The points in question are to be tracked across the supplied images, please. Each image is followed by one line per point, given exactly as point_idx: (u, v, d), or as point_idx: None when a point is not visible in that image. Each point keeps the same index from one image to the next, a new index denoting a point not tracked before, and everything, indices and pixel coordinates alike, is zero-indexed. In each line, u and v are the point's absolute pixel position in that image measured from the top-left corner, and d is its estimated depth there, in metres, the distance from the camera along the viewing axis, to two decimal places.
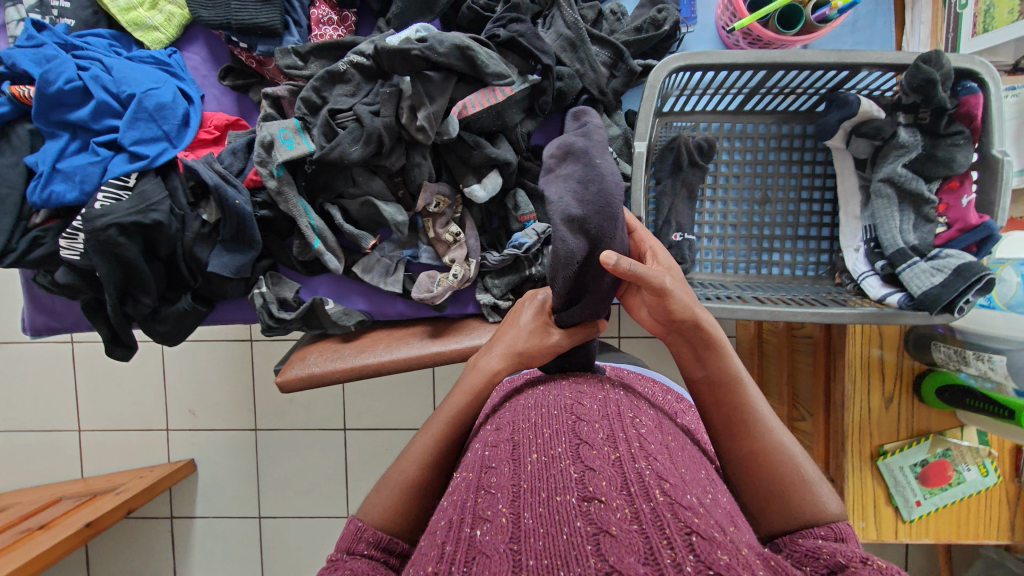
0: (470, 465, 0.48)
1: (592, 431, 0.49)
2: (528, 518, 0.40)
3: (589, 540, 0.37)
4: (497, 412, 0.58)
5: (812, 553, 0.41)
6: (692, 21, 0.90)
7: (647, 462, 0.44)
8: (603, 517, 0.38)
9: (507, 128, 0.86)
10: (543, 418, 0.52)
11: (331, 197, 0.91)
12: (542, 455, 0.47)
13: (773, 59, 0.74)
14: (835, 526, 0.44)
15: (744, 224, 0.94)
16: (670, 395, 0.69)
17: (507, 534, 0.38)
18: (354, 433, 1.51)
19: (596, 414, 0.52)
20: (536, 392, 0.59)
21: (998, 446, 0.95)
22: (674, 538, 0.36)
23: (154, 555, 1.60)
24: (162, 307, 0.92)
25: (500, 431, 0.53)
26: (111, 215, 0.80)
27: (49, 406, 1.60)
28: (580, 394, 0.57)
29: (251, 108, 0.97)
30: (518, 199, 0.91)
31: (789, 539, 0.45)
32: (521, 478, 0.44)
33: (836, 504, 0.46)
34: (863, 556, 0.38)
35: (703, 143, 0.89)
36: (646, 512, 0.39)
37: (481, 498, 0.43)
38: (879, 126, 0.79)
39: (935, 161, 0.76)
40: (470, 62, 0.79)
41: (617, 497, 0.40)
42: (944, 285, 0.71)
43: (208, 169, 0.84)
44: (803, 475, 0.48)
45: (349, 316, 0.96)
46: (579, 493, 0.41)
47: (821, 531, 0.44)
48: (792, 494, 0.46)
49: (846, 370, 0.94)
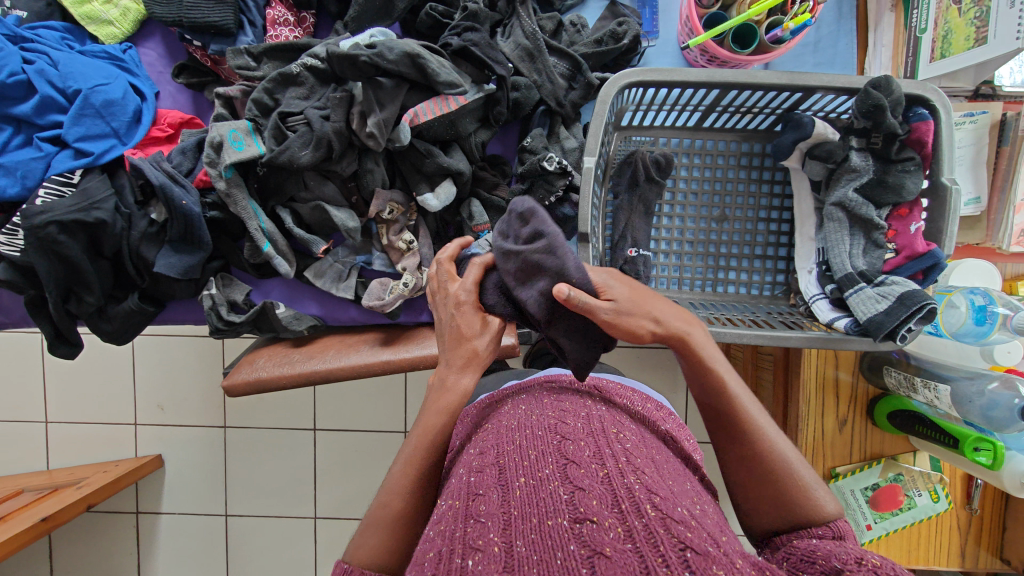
0: (456, 492, 0.50)
1: (579, 450, 0.52)
2: (520, 546, 0.41)
3: (584, 563, 0.38)
4: (478, 436, 0.60)
5: (809, 557, 0.46)
6: (654, 35, 0.89)
7: (636, 476, 0.48)
8: (596, 537, 0.41)
9: (460, 137, 0.85)
10: (531, 440, 0.54)
11: (283, 200, 0.90)
12: (529, 478, 0.49)
13: (724, 78, 0.73)
14: (832, 523, 0.50)
15: (702, 241, 0.93)
16: (649, 403, 0.69)
17: (501, 563, 0.40)
18: (322, 434, 1.50)
19: (580, 432, 0.55)
20: (518, 413, 0.61)
21: (950, 473, 0.92)
22: (668, 556, 0.38)
23: (119, 549, 1.58)
24: (108, 306, 0.91)
25: (484, 456, 0.54)
26: (52, 212, 0.79)
27: (11, 398, 1.58)
28: (562, 412, 0.59)
29: (207, 107, 0.96)
30: (472, 209, 0.90)
31: (790, 541, 0.50)
32: (511, 505, 0.46)
33: (831, 503, 0.51)
34: (856, 556, 0.43)
35: (660, 159, 0.88)
36: (639, 530, 0.41)
37: (471, 527, 0.44)
38: (831, 151, 0.79)
39: (886, 187, 0.76)
40: (422, 70, 0.78)
41: (608, 516, 0.43)
42: (886, 313, 0.71)
43: (155, 169, 0.83)
44: (799, 479, 0.52)
45: (300, 320, 0.94)
46: (570, 515, 0.43)
47: (820, 531, 0.49)
48: (793, 498, 0.51)
49: (801, 390, 0.91)
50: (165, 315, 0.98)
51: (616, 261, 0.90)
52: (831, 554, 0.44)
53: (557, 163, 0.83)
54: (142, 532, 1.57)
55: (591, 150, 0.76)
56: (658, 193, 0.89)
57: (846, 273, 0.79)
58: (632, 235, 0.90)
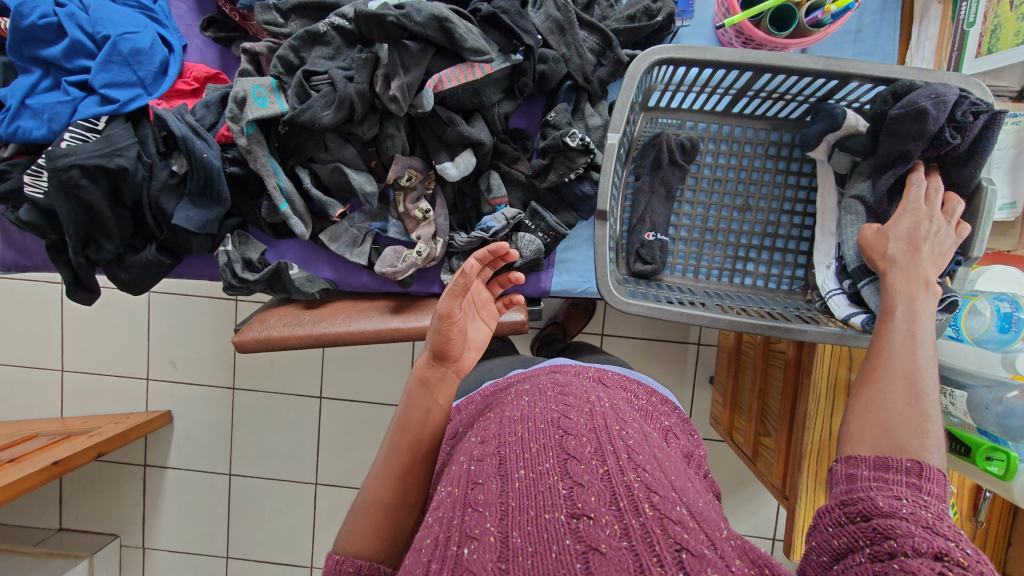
0: (455, 479, 0.50)
1: (580, 445, 0.50)
2: (516, 537, 0.43)
3: (579, 558, 0.41)
4: (481, 425, 0.59)
5: (883, 530, 0.43)
6: (688, 15, 0.87)
7: (636, 475, 0.47)
8: (592, 534, 0.42)
9: (483, 107, 0.83)
10: (530, 432, 0.52)
11: (302, 160, 0.89)
12: (528, 471, 0.48)
13: (759, 60, 0.72)
14: (921, 463, 0.50)
15: (722, 230, 0.92)
16: (655, 397, 0.71)
17: (496, 552, 0.42)
18: (329, 401, 1.51)
19: (582, 427, 0.52)
20: (522, 404, 0.59)
21: (958, 484, 0.92)
22: (663, 555, 0.40)
23: (126, 499, 1.62)
24: (126, 255, 0.92)
25: (485, 445, 0.53)
26: (75, 156, 0.79)
27: (28, 344, 1.61)
28: (566, 406, 0.56)
29: (233, 63, 0.96)
30: (490, 181, 0.88)
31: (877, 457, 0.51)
32: (509, 494, 0.46)
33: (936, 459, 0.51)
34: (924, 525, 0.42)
35: (686, 142, 0.87)
36: (635, 529, 0.42)
37: (468, 516, 0.45)
38: (923, 128, 0.68)
39: (968, 162, 0.71)
40: (448, 35, 0.76)
41: (606, 513, 0.43)
42: None
43: (178, 120, 0.83)
44: (921, 419, 0.53)
45: (313, 283, 0.94)
46: (568, 510, 0.44)
47: (907, 462, 0.50)
48: (881, 417, 0.54)
49: (813, 389, 0.91)
50: (182, 269, 0.99)
51: (633, 245, 0.90)
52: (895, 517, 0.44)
53: (580, 139, 0.81)
54: (148, 483, 1.61)
55: (616, 127, 0.74)
56: (681, 176, 0.88)
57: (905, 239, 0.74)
58: (650, 219, 0.89)
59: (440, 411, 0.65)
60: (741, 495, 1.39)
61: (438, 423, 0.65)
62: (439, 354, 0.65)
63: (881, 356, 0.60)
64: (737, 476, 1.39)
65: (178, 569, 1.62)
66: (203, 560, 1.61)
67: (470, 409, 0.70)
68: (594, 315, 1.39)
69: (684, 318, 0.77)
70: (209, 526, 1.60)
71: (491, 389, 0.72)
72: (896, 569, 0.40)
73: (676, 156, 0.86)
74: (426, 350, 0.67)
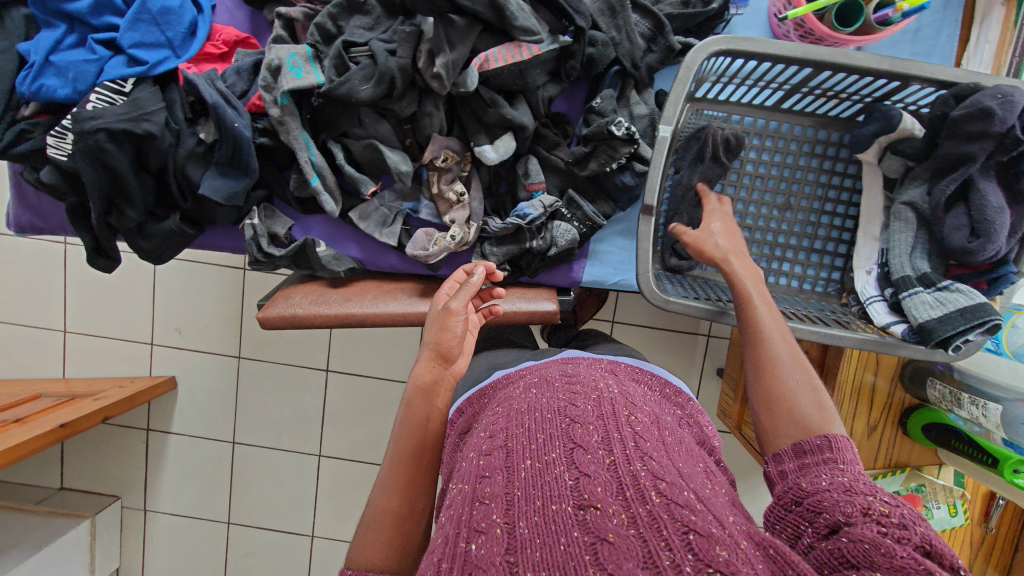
0: (465, 476, 0.50)
1: (587, 434, 0.50)
2: (524, 528, 0.42)
3: (588, 549, 0.40)
4: (487, 420, 0.58)
5: (814, 506, 0.47)
6: (743, 3, 0.83)
7: (643, 463, 0.47)
8: (600, 524, 0.41)
9: (528, 89, 0.81)
10: (538, 423, 0.52)
11: (335, 134, 0.87)
12: (534, 462, 0.48)
13: (821, 57, 0.70)
14: (831, 437, 0.53)
15: (760, 228, 0.90)
16: (669, 387, 0.71)
17: (504, 545, 0.41)
18: (336, 374, 1.51)
19: (589, 415, 0.52)
20: (528, 397, 0.58)
21: (973, 490, 0.96)
22: (671, 540, 0.40)
23: (128, 462, 1.62)
24: (148, 223, 0.89)
25: (493, 438, 0.53)
26: (102, 119, 0.76)
27: (31, 304, 1.59)
28: (572, 394, 0.56)
29: (264, 28, 0.92)
30: (529, 166, 0.86)
31: (794, 444, 0.54)
32: (514, 485, 0.46)
33: (837, 425, 0.55)
34: (861, 507, 0.44)
35: (731, 137, 0.82)
36: (643, 516, 0.42)
37: (475, 510, 0.45)
38: (987, 127, 0.67)
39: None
40: (499, 12, 0.73)
41: (612, 503, 0.43)
42: (941, 320, 0.71)
43: (209, 86, 0.80)
44: (811, 390, 0.57)
45: (339, 261, 0.92)
46: (575, 502, 0.43)
47: (817, 439, 0.53)
48: (786, 406, 0.57)
49: (835, 392, 0.92)
50: (204, 240, 0.97)
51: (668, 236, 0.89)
52: (835, 506, 0.45)
53: (626, 129, 0.79)
54: (151, 448, 1.61)
55: (668, 120, 0.73)
56: (721, 173, 0.84)
57: (960, 248, 0.72)
58: (688, 214, 0.86)
59: (439, 415, 0.65)
60: (745, 486, 1.41)
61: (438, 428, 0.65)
62: (439, 354, 0.67)
63: (759, 337, 0.64)
64: (740, 467, 1.41)
65: (178, 533, 1.63)
66: (203, 525, 1.61)
67: (470, 410, 0.69)
68: (607, 302, 1.38)
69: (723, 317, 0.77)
70: (211, 493, 1.60)
71: (502, 377, 0.72)
72: (845, 540, 0.42)
73: (719, 151, 0.82)
74: (424, 354, 0.68)
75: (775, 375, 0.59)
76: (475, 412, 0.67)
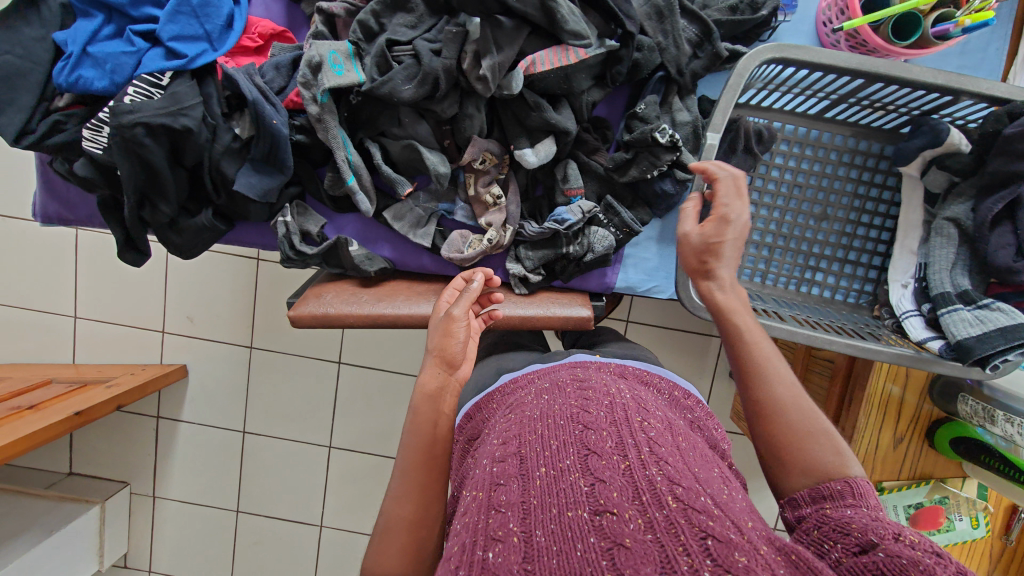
0: (479, 482, 0.50)
1: (601, 440, 0.49)
2: (540, 536, 0.42)
3: (605, 555, 0.40)
4: (502, 425, 0.58)
5: (842, 527, 0.45)
6: (791, 10, 0.82)
7: (658, 468, 0.46)
8: (617, 529, 0.41)
9: (572, 93, 0.80)
10: (550, 430, 0.51)
11: (373, 133, 0.85)
12: (549, 469, 0.47)
13: (877, 69, 0.69)
14: (851, 481, 0.49)
15: (796, 237, 0.90)
16: (677, 390, 0.69)
17: (521, 553, 0.41)
18: (348, 366, 1.50)
19: (602, 421, 0.52)
20: (542, 402, 0.58)
21: (995, 503, 0.97)
22: (690, 545, 0.39)
23: (138, 448, 1.62)
24: (180, 218, 0.88)
25: (507, 444, 0.52)
26: (140, 113, 0.75)
27: (42, 289, 1.57)
28: (585, 400, 0.56)
29: (301, 22, 0.90)
30: (568, 171, 0.85)
31: (814, 491, 0.50)
32: (530, 493, 0.46)
33: (855, 464, 0.51)
34: (892, 531, 0.42)
35: (764, 131, 0.82)
36: (659, 521, 0.41)
37: (492, 518, 0.44)
38: None
39: None
40: (549, 15, 0.72)
41: (629, 508, 0.43)
42: (980, 339, 0.69)
43: (248, 82, 0.79)
44: (819, 425, 0.53)
45: (372, 261, 0.91)
46: (591, 507, 0.43)
47: (839, 485, 0.49)
48: (800, 451, 0.52)
49: (864, 403, 0.92)
50: (234, 235, 0.96)
51: None
52: (865, 528, 0.43)
53: (670, 137, 0.78)
54: (161, 435, 1.61)
55: (716, 127, 0.72)
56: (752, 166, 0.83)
57: (1004, 267, 0.71)
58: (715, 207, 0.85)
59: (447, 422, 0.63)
60: (755, 487, 1.42)
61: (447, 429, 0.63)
62: (443, 359, 0.66)
63: (752, 369, 0.58)
64: (751, 468, 1.42)
65: (186, 520, 1.63)
66: (211, 512, 1.62)
67: (491, 407, 0.69)
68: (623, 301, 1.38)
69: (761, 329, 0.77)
70: (220, 481, 1.60)
71: (510, 383, 0.71)
72: (882, 557, 0.40)
73: (751, 143, 0.82)
74: (428, 361, 0.67)
75: (780, 414, 0.54)
76: (489, 417, 0.67)
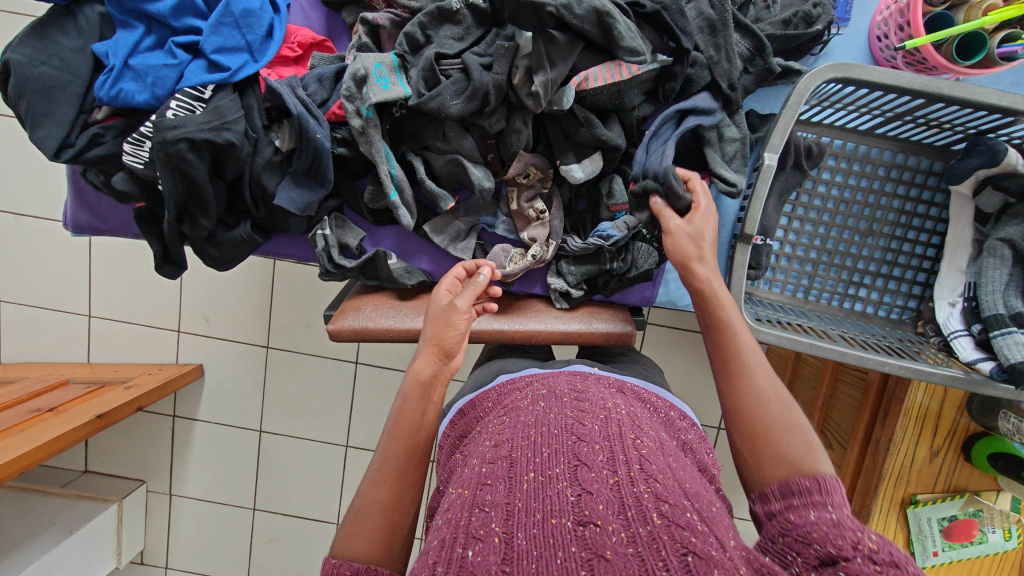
0: (466, 480, 0.49)
1: (593, 453, 0.48)
2: (521, 539, 0.40)
3: (583, 566, 0.38)
4: (495, 428, 0.57)
5: (803, 538, 0.44)
6: (844, 22, 0.81)
7: (646, 485, 0.44)
8: (599, 541, 0.39)
9: (622, 108, 0.78)
10: (543, 437, 0.50)
11: (416, 146, 0.84)
12: (538, 474, 0.46)
13: (938, 89, 0.68)
14: (820, 478, 0.49)
15: (839, 253, 0.89)
16: (674, 411, 0.66)
17: (500, 555, 0.39)
18: (365, 367, 1.49)
19: (596, 434, 0.50)
20: (536, 409, 0.57)
21: None
22: (670, 559, 0.38)
23: (154, 447, 1.62)
24: (218, 231, 0.87)
25: (498, 447, 0.51)
26: (183, 128, 0.73)
27: (57, 289, 1.56)
28: (581, 412, 0.55)
29: (341, 30, 0.88)
30: (613, 186, 0.84)
31: (783, 484, 0.50)
32: (515, 496, 0.44)
33: (825, 461, 0.51)
34: (850, 540, 0.42)
35: (814, 147, 0.82)
36: (642, 536, 0.40)
37: (474, 517, 0.43)
38: None
39: None
40: (605, 31, 0.70)
41: (613, 521, 0.41)
42: None
43: (292, 95, 0.77)
44: (789, 421, 0.53)
45: (412, 274, 0.90)
46: (574, 516, 0.41)
47: (807, 481, 0.49)
48: (772, 444, 0.52)
49: (902, 417, 0.93)
50: (269, 246, 0.95)
51: None
52: (825, 539, 0.43)
53: None
54: (178, 435, 1.61)
55: (773, 147, 0.72)
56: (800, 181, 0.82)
57: None
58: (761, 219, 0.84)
59: (434, 410, 0.64)
60: None
61: (432, 423, 0.64)
62: (440, 349, 0.67)
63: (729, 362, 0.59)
64: None
65: (201, 518, 1.63)
66: (226, 510, 1.62)
67: (486, 405, 0.67)
68: None
69: (813, 350, 0.76)
70: (235, 479, 1.60)
71: (507, 385, 0.69)
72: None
73: (801, 159, 0.80)
74: (423, 351, 0.67)
75: (757, 406, 0.55)
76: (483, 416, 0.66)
